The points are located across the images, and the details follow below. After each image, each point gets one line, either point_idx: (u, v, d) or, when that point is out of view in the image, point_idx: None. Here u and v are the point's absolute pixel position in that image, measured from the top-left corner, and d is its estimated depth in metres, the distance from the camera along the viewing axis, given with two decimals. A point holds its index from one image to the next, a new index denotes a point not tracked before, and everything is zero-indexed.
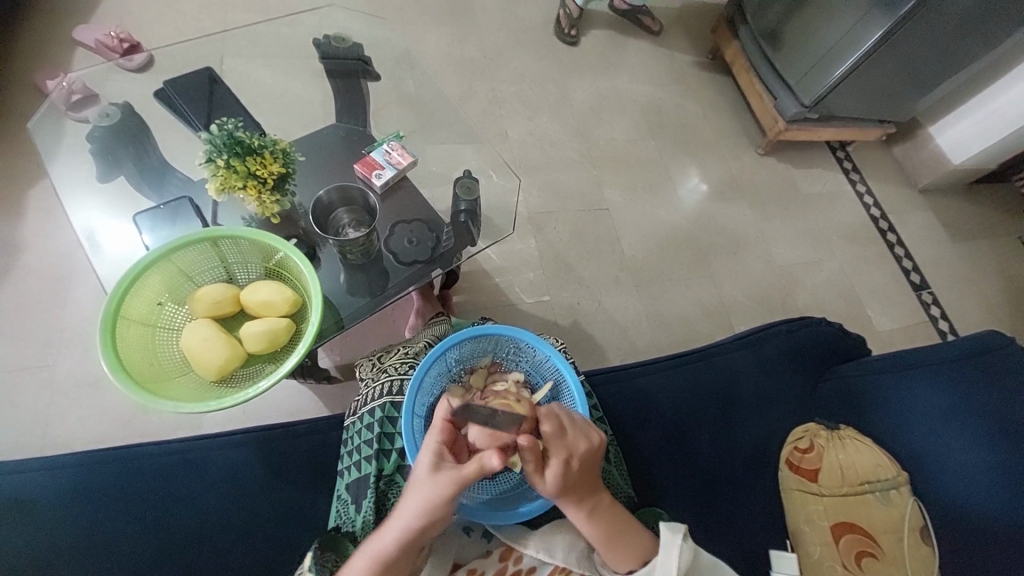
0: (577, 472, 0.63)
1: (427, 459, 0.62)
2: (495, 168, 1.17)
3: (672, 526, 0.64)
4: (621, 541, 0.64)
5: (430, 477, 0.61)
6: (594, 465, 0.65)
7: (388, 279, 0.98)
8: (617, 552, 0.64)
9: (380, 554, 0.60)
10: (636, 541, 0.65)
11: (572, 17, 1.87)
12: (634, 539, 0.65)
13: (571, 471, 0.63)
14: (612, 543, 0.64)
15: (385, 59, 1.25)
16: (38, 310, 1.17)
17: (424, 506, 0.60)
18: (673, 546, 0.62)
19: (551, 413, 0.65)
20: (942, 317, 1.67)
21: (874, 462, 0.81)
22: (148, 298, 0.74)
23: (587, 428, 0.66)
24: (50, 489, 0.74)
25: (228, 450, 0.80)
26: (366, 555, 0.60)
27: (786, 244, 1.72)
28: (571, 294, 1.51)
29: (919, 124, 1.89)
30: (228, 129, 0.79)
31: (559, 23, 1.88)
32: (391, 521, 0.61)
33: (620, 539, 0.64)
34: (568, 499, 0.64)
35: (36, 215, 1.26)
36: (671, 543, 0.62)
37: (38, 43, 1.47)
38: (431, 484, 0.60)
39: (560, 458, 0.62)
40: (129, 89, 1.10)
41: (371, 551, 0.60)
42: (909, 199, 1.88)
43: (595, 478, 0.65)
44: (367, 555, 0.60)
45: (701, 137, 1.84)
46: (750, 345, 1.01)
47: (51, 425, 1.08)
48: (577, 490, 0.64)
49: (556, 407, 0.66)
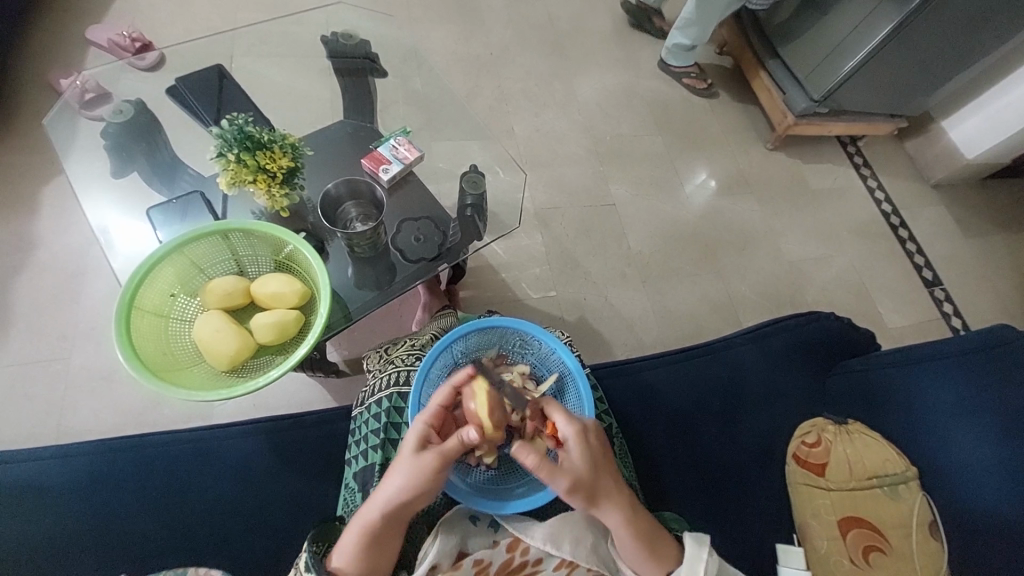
0: (597, 450, 0.64)
1: (412, 440, 0.64)
2: (501, 165, 1.18)
3: (697, 539, 0.65)
4: (651, 538, 0.65)
5: (411, 456, 0.62)
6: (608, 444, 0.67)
7: (395, 273, 0.98)
8: (653, 555, 0.64)
9: (368, 528, 0.62)
10: (661, 545, 0.65)
11: (699, 73, 1.87)
12: (659, 543, 0.65)
13: (591, 455, 0.63)
14: (649, 547, 0.64)
15: (393, 56, 1.26)
16: (54, 304, 1.20)
17: (405, 483, 0.61)
18: (698, 561, 0.63)
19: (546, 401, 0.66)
20: (955, 313, 1.65)
21: (883, 456, 0.80)
22: (161, 290, 0.75)
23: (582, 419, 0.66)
24: (65, 477, 0.75)
25: (238, 440, 0.82)
26: (354, 528, 0.62)
27: (796, 239, 1.70)
28: (577, 289, 1.51)
29: (930, 119, 1.87)
30: (238, 123, 0.80)
31: (692, 82, 1.86)
32: (375, 497, 0.62)
33: (648, 541, 0.64)
34: (599, 501, 0.63)
35: (52, 212, 1.28)
36: (695, 556, 0.63)
37: (53, 43, 1.50)
38: (412, 462, 0.62)
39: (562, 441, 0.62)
40: (142, 87, 1.12)
41: (357, 526, 0.62)
42: (921, 193, 1.85)
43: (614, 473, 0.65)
44: (354, 529, 0.62)
45: (708, 132, 1.83)
46: (757, 339, 1.00)
47: (67, 416, 1.11)
48: (607, 488, 0.63)
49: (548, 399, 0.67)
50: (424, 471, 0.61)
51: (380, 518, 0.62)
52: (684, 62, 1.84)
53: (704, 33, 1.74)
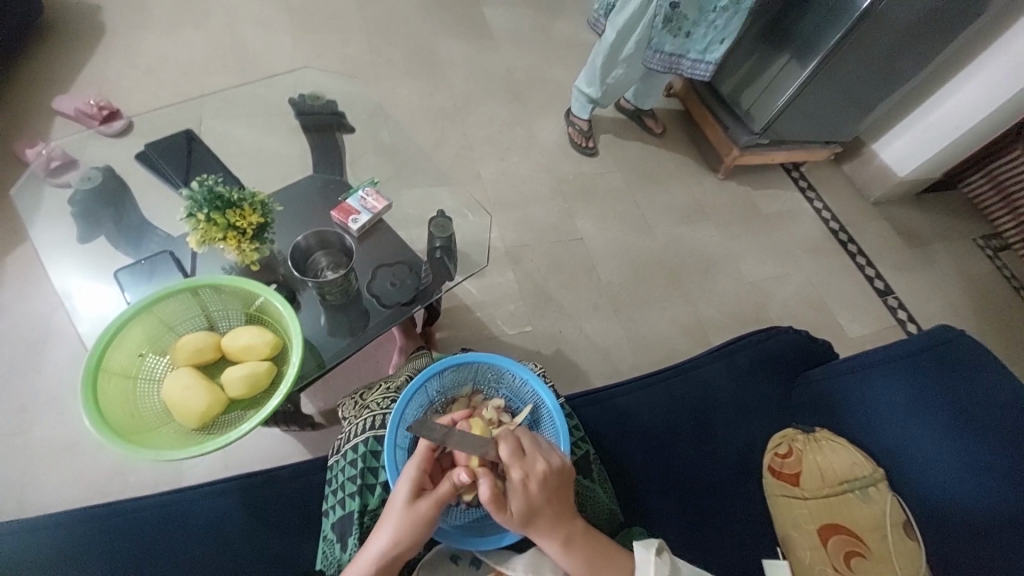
0: (540, 493, 0.62)
1: (405, 489, 0.62)
2: (469, 208, 1.24)
3: (647, 543, 0.66)
4: (598, 566, 0.64)
5: (406, 507, 0.61)
6: (561, 483, 0.65)
7: (369, 318, 1.00)
8: None
9: None
10: (613, 565, 0.65)
11: (585, 130, 1.89)
12: (610, 562, 0.65)
13: (549, 486, 0.63)
14: (592, 569, 0.64)
15: (360, 112, 1.33)
16: (12, 376, 1.15)
17: (394, 534, 0.59)
18: (649, 564, 0.64)
19: (510, 434, 0.65)
20: (909, 319, 1.75)
21: (850, 460, 0.83)
22: (128, 350, 0.73)
23: (549, 449, 0.66)
24: (20, 558, 0.70)
25: (209, 502, 0.78)
26: None
27: (754, 260, 1.80)
28: (552, 322, 1.54)
29: (862, 143, 2.05)
30: (208, 184, 0.82)
31: (574, 137, 1.90)
32: (365, 552, 0.60)
33: (596, 563, 0.64)
34: (542, 527, 0.63)
35: (11, 281, 1.25)
36: (647, 561, 0.64)
37: (17, 115, 1.51)
38: (406, 513, 0.60)
39: (520, 479, 0.62)
40: (109, 153, 1.14)
41: None
42: (863, 211, 2.00)
43: (566, 499, 0.65)
44: None
45: (662, 166, 1.95)
46: (723, 356, 1.04)
47: (23, 495, 1.04)
48: (558, 515, 0.64)
49: (516, 429, 0.66)
50: (422, 522, 0.60)
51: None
52: (576, 112, 1.89)
53: (590, 89, 1.80)
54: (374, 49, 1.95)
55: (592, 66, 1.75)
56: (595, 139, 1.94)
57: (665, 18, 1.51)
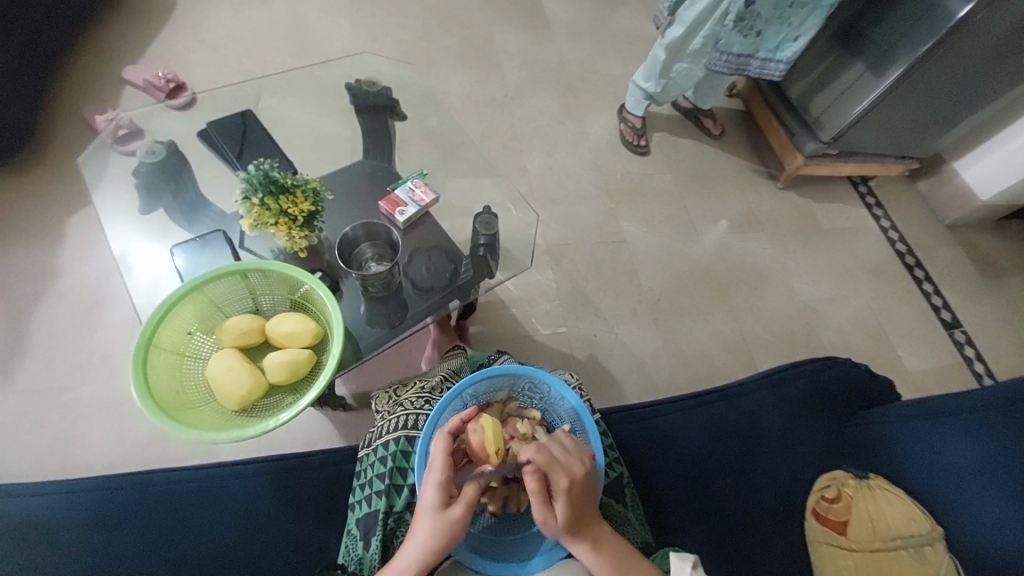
0: (575, 492, 0.62)
1: (435, 492, 0.61)
2: (513, 202, 1.21)
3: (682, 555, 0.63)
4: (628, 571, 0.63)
5: (438, 509, 0.60)
6: (591, 484, 0.65)
7: (408, 310, 1.00)
8: None
9: None
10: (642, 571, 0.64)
11: (638, 128, 1.82)
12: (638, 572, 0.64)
13: (580, 487, 0.63)
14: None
15: (411, 98, 1.32)
16: (74, 332, 1.23)
17: (432, 536, 0.59)
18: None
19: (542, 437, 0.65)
20: (977, 357, 1.60)
21: (906, 515, 0.77)
22: (178, 328, 0.75)
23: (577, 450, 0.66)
24: (67, 516, 0.74)
25: (242, 481, 0.80)
26: None
27: (808, 278, 1.69)
28: (588, 325, 1.50)
29: (942, 160, 1.88)
30: (264, 169, 0.83)
31: (626, 134, 1.83)
32: (403, 555, 0.59)
33: (625, 568, 0.63)
34: (574, 529, 0.62)
35: (77, 241, 1.33)
36: (680, 574, 0.61)
37: (93, 82, 1.59)
38: (439, 515, 0.59)
39: (557, 476, 0.62)
40: (172, 126, 1.18)
41: None
42: (936, 233, 1.84)
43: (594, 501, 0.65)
44: None
45: (717, 171, 1.86)
46: (773, 384, 0.98)
47: (77, 445, 1.11)
48: (588, 516, 0.64)
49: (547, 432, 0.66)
50: (454, 526, 0.59)
51: None
52: (629, 107, 1.82)
53: (648, 83, 1.71)
54: (428, 34, 1.93)
55: (653, 61, 1.65)
56: (648, 138, 1.87)
57: (737, 16, 1.42)
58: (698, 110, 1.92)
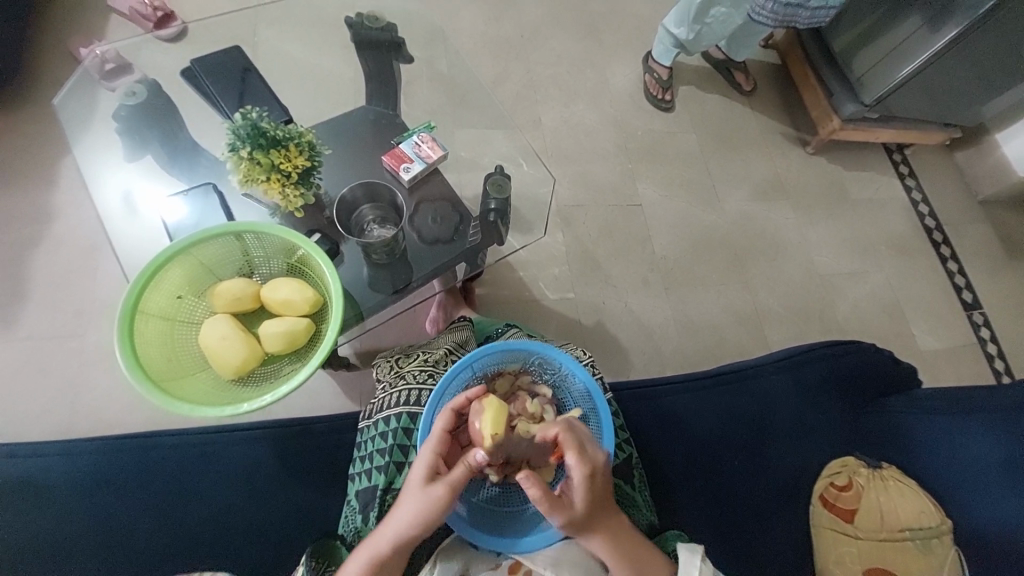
0: (600, 486, 0.61)
1: (421, 470, 0.60)
2: (525, 157, 1.14)
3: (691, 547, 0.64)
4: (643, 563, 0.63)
5: (419, 487, 0.59)
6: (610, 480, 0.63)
7: (413, 271, 0.95)
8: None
9: (376, 556, 0.58)
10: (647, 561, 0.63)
11: (664, 80, 1.68)
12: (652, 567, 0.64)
13: (603, 482, 0.61)
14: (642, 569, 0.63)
15: (418, 36, 1.19)
16: (69, 280, 1.19)
17: (413, 514, 0.58)
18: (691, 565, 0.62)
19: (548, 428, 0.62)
20: (992, 339, 1.56)
21: (918, 508, 0.75)
22: (167, 293, 0.71)
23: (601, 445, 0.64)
24: (68, 478, 0.74)
25: (243, 447, 0.79)
26: (361, 553, 0.59)
27: (829, 251, 1.62)
28: (596, 292, 1.46)
29: (986, 129, 1.74)
30: (252, 118, 0.75)
31: (650, 87, 1.69)
32: (386, 527, 0.59)
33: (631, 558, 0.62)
34: (594, 524, 0.61)
35: (68, 183, 1.26)
36: (688, 563, 0.62)
37: (74, 7, 1.45)
38: (421, 494, 0.58)
39: (584, 473, 0.59)
40: (156, 62, 1.09)
41: (368, 550, 0.59)
42: (968, 208, 1.74)
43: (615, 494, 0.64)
44: (361, 555, 0.59)
45: (744, 131, 1.73)
46: (789, 367, 0.94)
47: (79, 394, 1.11)
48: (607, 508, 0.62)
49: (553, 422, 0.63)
50: (434, 507, 0.58)
51: (393, 556, 0.58)
52: (656, 55, 1.67)
53: (679, 30, 1.55)
54: None
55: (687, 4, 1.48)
56: (674, 91, 1.73)
57: None
58: (730, 62, 1.76)
